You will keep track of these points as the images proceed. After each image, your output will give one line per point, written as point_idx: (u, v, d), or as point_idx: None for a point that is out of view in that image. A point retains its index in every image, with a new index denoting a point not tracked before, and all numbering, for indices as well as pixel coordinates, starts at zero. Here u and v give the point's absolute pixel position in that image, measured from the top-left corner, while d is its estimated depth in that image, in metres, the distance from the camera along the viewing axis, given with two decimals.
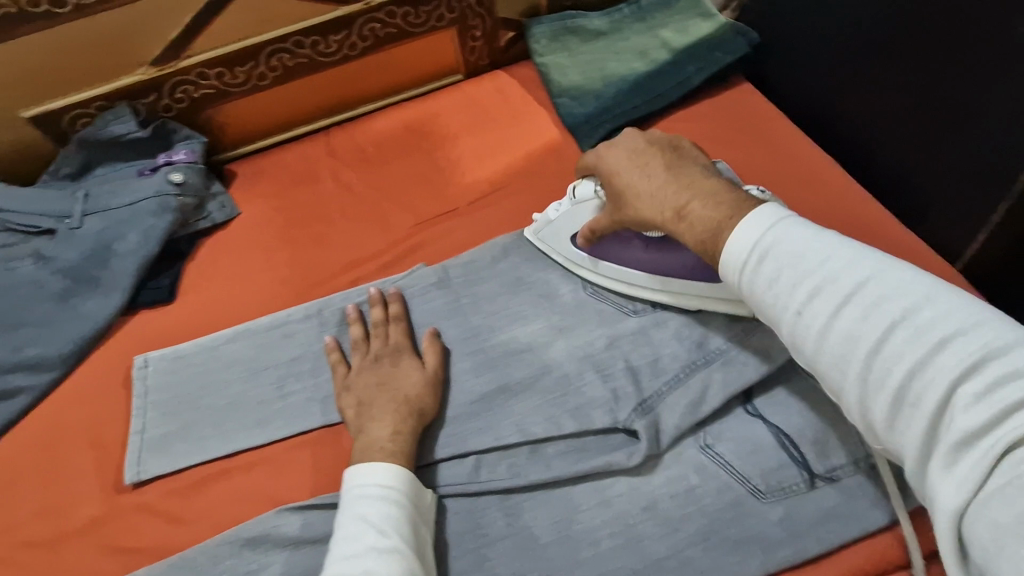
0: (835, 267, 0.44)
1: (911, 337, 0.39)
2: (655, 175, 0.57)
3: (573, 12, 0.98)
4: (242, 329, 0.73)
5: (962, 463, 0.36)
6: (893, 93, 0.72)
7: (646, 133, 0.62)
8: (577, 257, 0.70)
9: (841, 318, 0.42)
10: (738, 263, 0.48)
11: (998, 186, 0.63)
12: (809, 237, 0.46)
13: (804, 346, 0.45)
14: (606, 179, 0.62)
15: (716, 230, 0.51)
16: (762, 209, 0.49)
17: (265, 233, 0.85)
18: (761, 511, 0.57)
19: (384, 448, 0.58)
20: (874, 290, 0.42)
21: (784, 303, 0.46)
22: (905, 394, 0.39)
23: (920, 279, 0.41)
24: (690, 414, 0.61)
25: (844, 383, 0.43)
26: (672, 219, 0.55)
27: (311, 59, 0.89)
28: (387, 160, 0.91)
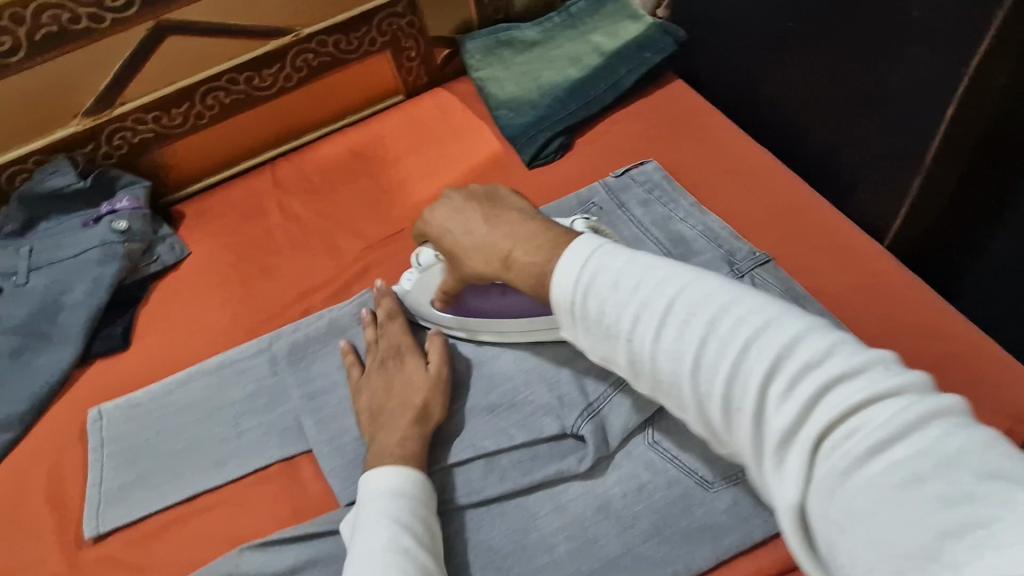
0: (648, 290, 0.45)
1: (721, 344, 0.40)
2: (476, 229, 0.60)
3: (505, 25, 0.99)
4: (194, 372, 0.75)
5: (789, 457, 0.35)
6: (807, 80, 0.74)
7: (467, 188, 0.65)
8: (445, 319, 0.71)
9: (663, 337, 0.43)
10: (566, 301, 0.49)
11: (908, 165, 0.65)
12: (624, 264, 0.47)
13: (643, 368, 0.45)
14: (439, 241, 0.64)
15: (539, 276, 0.53)
16: (582, 242, 0.50)
17: (215, 272, 0.86)
18: (709, 500, 0.59)
19: (393, 455, 0.60)
20: (684, 305, 0.43)
21: (615, 332, 0.46)
22: (728, 400, 0.39)
23: (721, 289, 0.43)
24: (635, 413, 0.63)
25: (682, 401, 0.42)
26: (502, 267, 0.57)
27: (247, 95, 0.90)
28: (332, 188, 0.92)
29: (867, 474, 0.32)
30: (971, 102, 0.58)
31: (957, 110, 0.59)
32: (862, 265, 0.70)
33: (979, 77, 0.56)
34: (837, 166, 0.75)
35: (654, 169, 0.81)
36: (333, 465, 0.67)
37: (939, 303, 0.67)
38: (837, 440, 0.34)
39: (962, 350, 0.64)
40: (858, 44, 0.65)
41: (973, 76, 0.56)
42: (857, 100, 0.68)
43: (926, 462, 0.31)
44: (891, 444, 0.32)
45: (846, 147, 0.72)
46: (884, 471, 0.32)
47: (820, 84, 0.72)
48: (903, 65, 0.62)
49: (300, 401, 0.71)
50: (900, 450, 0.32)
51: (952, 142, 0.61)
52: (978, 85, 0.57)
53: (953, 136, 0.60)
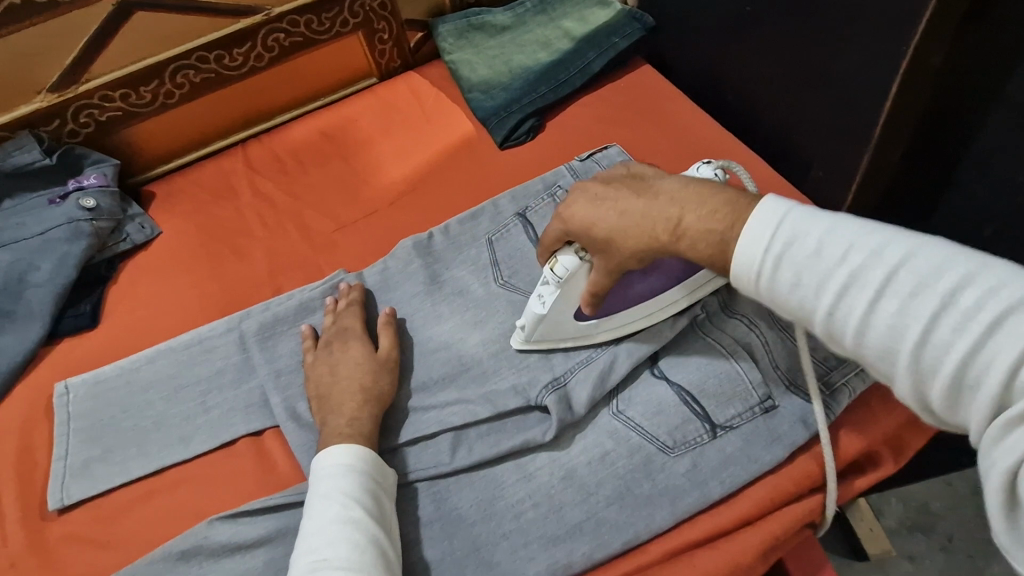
0: (857, 258, 0.42)
1: (960, 316, 0.37)
2: (628, 207, 0.55)
3: (477, 8, 1.00)
4: (163, 348, 0.75)
5: (1019, 430, 0.34)
6: (766, 62, 0.77)
7: (599, 176, 0.61)
8: (591, 326, 0.66)
9: (876, 311, 0.40)
10: (754, 271, 0.47)
11: (859, 141, 0.68)
12: (823, 232, 0.44)
13: (845, 341, 0.43)
14: (586, 235, 0.58)
15: (722, 241, 0.49)
16: (769, 207, 0.47)
17: (184, 251, 0.86)
18: (670, 464, 0.62)
19: (342, 432, 0.62)
20: (905, 275, 0.40)
21: (814, 303, 0.44)
22: (960, 375, 0.37)
23: (961, 255, 0.39)
24: (599, 386, 0.65)
25: (893, 373, 0.41)
26: (668, 239, 0.53)
27: (217, 74, 0.90)
28: (305, 169, 0.93)
29: None
30: (911, 82, 0.61)
31: (898, 89, 0.62)
32: None
33: (918, 57, 0.59)
34: (795, 148, 0.78)
35: (617, 153, 0.83)
36: (302, 440, 0.67)
37: None
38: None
39: None
40: (812, 26, 0.68)
41: (913, 56, 0.59)
42: (812, 83, 0.71)
43: None
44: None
45: (804, 127, 0.76)
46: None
47: (778, 66, 0.75)
48: (850, 48, 0.65)
49: (268, 377, 0.72)
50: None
51: (896, 119, 0.65)
52: (917, 64, 0.60)
53: (898, 111, 0.64)
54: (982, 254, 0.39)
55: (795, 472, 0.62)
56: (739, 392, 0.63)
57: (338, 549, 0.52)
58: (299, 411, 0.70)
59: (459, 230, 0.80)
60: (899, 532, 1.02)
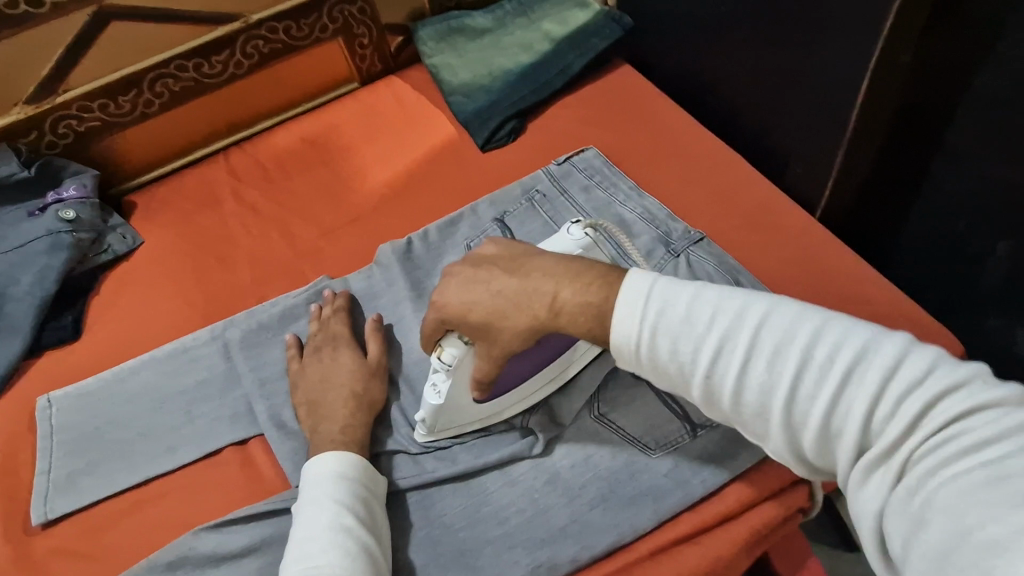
0: (725, 322, 0.45)
1: (817, 372, 0.42)
2: (500, 289, 0.54)
3: (457, 12, 1.01)
4: (147, 359, 0.75)
5: (878, 475, 0.40)
6: (742, 62, 0.77)
7: (468, 258, 0.59)
8: (487, 407, 0.64)
9: (747, 375, 0.44)
10: (632, 344, 0.48)
11: (833, 139, 0.69)
12: (690, 301, 0.47)
13: (721, 404, 0.46)
14: (463, 323, 0.56)
15: (599, 315, 0.50)
16: (636, 279, 0.49)
17: (167, 261, 0.86)
18: (652, 466, 0.62)
19: (334, 440, 0.62)
20: (769, 337, 0.44)
21: (691, 368, 0.46)
22: (826, 427, 0.42)
23: (804, 313, 0.44)
24: (578, 396, 0.66)
25: (767, 430, 0.44)
26: (547, 318, 0.53)
27: (196, 82, 0.89)
28: (287, 176, 0.92)
29: (956, 486, 0.35)
30: (882, 78, 0.62)
31: (869, 86, 0.63)
32: (795, 240, 0.74)
33: (886, 54, 0.60)
34: (773, 146, 0.79)
35: (595, 156, 0.83)
36: (287, 449, 0.67)
37: (865, 270, 0.71)
38: (933, 446, 0.38)
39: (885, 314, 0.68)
40: (784, 26, 0.69)
41: (881, 54, 0.60)
42: (786, 82, 0.72)
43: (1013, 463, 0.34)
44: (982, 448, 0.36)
45: (781, 125, 0.76)
46: (969, 474, 0.35)
47: (753, 65, 0.76)
48: (821, 46, 0.66)
49: (253, 386, 0.72)
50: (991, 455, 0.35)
51: (869, 115, 0.65)
52: (886, 61, 0.61)
53: (870, 108, 0.65)
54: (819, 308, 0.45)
55: (778, 468, 0.62)
56: None
57: (333, 554, 0.52)
58: (284, 419, 0.70)
59: (439, 238, 0.80)
60: None
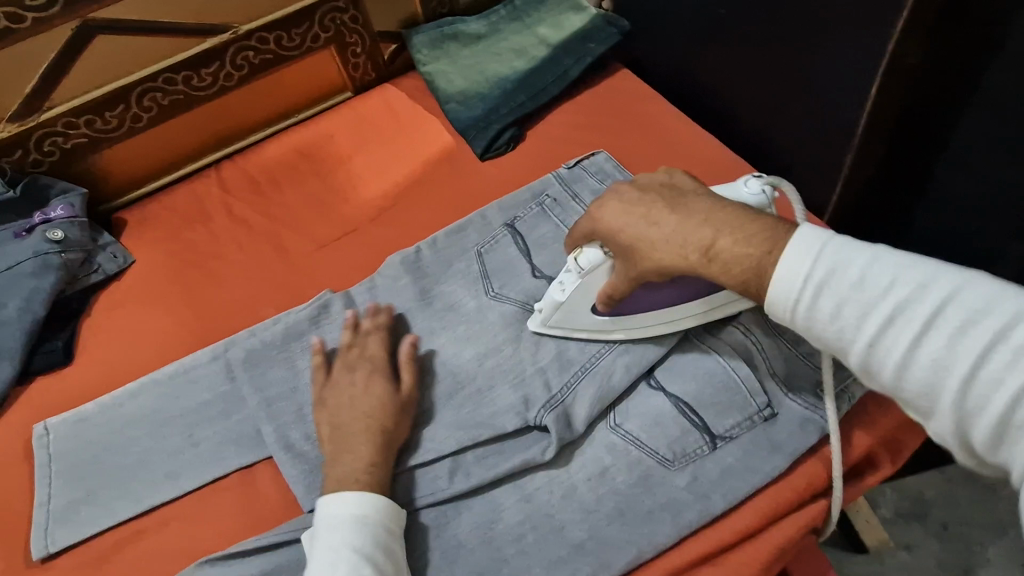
0: (903, 292, 0.43)
1: (1010, 358, 0.38)
2: (662, 222, 0.55)
3: (451, 18, 0.99)
4: (145, 381, 0.73)
5: None
6: (743, 64, 0.77)
7: (638, 181, 0.60)
8: (602, 324, 0.65)
9: (923, 345, 0.41)
10: (790, 300, 0.47)
11: (842, 140, 0.68)
12: (866, 264, 0.45)
13: (884, 373, 0.44)
14: (614, 241, 0.58)
15: (757, 266, 0.49)
16: (805, 236, 0.47)
17: (161, 280, 0.83)
18: (669, 478, 0.61)
19: (359, 480, 0.59)
20: (955, 311, 0.41)
21: (852, 333, 0.45)
22: (1009, 416, 0.38)
23: (1007, 294, 0.40)
24: (598, 400, 0.64)
25: (935, 410, 0.42)
26: (699, 259, 0.53)
27: (186, 95, 0.87)
28: (281, 190, 0.90)
29: None
30: (890, 80, 0.61)
31: (878, 90, 0.62)
32: None
33: (896, 57, 0.59)
34: (777, 148, 0.78)
35: (605, 159, 0.82)
36: (294, 472, 0.66)
37: None
38: None
39: None
40: (787, 28, 0.68)
41: (891, 57, 0.59)
42: (791, 85, 0.71)
43: None
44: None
45: (785, 127, 0.75)
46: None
47: (756, 68, 0.75)
48: (827, 48, 0.65)
49: (258, 407, 0.70)
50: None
51: (877, 117, 0.64)
52: (895, 64, 0.60)
53: (878, 112, 0.64)
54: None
55: (796, 481, 0.61)
56: (738, 403, 0.63)
57: None
58: (291, 440, 0.68)
59: (448, 242, 0.79)
60: (895, 520, 1.03)
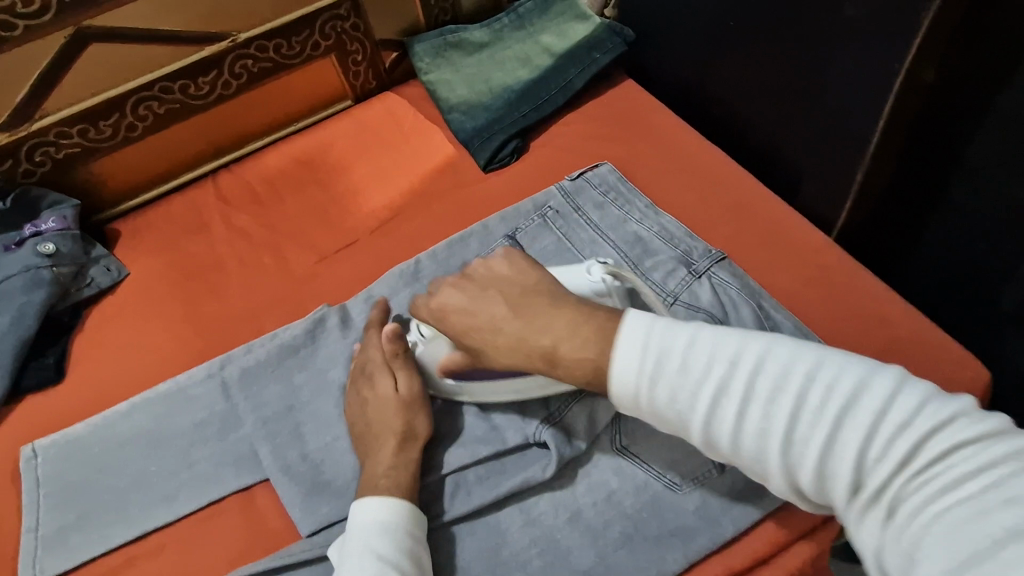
0: (721, 365, 0.43)
1: (814, 415, 0.40)
2: (501, 326, 0.54)
3: (453, 26, 0.98)
4: (138, 401, 0.71)
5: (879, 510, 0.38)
6: (750, 78, 0.76)
7: (481, 265, 0.59)
8: (453, 388, 0.65)
9: (745, 418, 0.42)
10: (631, 394, 0.46)
11: (853, 156, 0.67)
12: (686, 343, 0.45)
13: (721, 447, 0.44)
14: (458, 338, 0.58)
15: (595, 370, 0.48)
16: (633, 322, 0.47)
17: (155, 294, 0.81)
18: (678, 502, 0.60)
19: (379, 484, 0.58)
20: (765, 378, 0.42)
21: (687, 414, 0.44)
22: (823, 471, 0.40)
23: (801, 350, 0.42)
24: (595, 419, 0.63)
25: (768, 473, 0.43)
26: (545, 364, 0.52)
27: (182, 103, 0.85)
28: (280, 200, 0.88)
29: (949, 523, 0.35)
30: (903, 98, 0.61)
31: (892, 108, 0.61)
32: (810, 257, 0.73)
33: (911, 75, 0.59)
34: (784, 162, 0.77)
35: (609, 171, 0.81)
36: (293, 495, 0.64)
37: (888, 293, 0.69)
38: (923, 482, 0.37)
39: (910, 338, 0.66)
40: (796, 42, 0.67)
41: (905, 74, 0.59)
42: (801, 100, 0.70)
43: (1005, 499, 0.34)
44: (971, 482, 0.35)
45: (793, 141, 0.74)
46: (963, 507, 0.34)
47: (764, 82, 0.74)
48: (839, 64, 0.64)
49: (255, 427, 0.68)
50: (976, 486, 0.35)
51: (889, 134, 0.64)
52: (909, 82, 0.59)
53: (890, 129, 0.63)
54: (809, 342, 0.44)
55: (811, 504, 0.60)
56: None
57: None
58: (289, 461, 0.66)
59: (446, 253, 0.78)
60: None
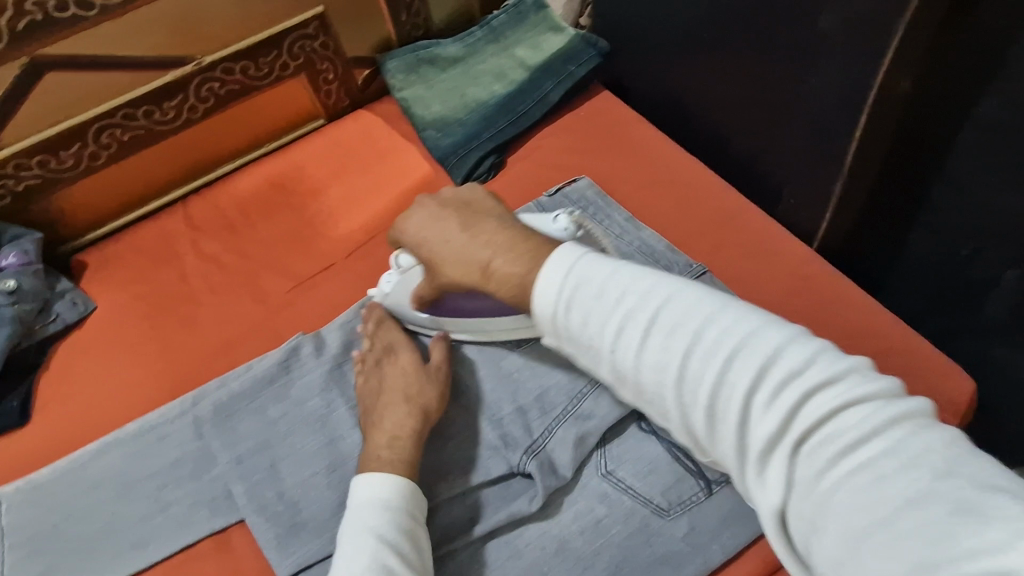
0: (631, 301, 0.45)
1: (708, 354, 0.41)
2: (453, 239, 0.57)
3: (427, 42, 0.96)
4: (107, 442, 0.68)
5: (772, 463, 0.38)
6: (725, 88, 0.75)
7: (443, 195, 0.62)
8: (425, 319, 0.69)
9: (646, 350, 0.44)
10: (548, 314, 0.48)
11: (830, 167, 0.66)
12: (608, 276, 0.47)
13: (625, 378, 0.45)
14: (420, 251, 0.61)
15: (521, 287, 0.51)
16: (564, 252, 0.49)
17: (125, 327, 0.78)
18: (667, 528, 0.58)
19: (379, 457, 0.59)
20: (669, 317, 0.44)
21: (598, 344, 0.46)
22: (714, 411, 0.41)
23: (704, 299, 0.44)
24: (579, 443, 0.62)
25: (666, 409, 0.44)
26: (480, 278, 0.55)
27: (148, 130, 0.82)
28: (253, 225, 0.86)
29: (839, 480, 0.36)
30: (880, 108, 0.60)
31: (869, 118, 0.60)
32: (791, 269, 0.72)
33: (885, 86, 0.58)
34: (764, 171, 0.76)
35: (587, 186, 0.81)
36: (271, 536, 0.62)
37: (870, 302, 0.68)
38: (815, 438, 0.37)
39: (895, 350, 0.65)
40: (770, 52, 0.67)
41: (880, 85, 0.58)
42: (778, 110, 0.69)
43: (893, 464, 0.35)
44: (859, 447, 0.36)
45: (775, 149, 0.73)
46: (856, 471, 0.36)
47: (739, 91, 0.73)
48: (817, 72, 0.63)
49: (230, 467, 0.66)
50: (869, 453, 0.36)
51: (868, 144, 0.63)
52: (886, 91, 0.58)
53: (869, 140, 0.62)
54: (714, 291, 0.45)
55: None
56: None
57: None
58: (266, 500, 0.64)
59: None
60: None
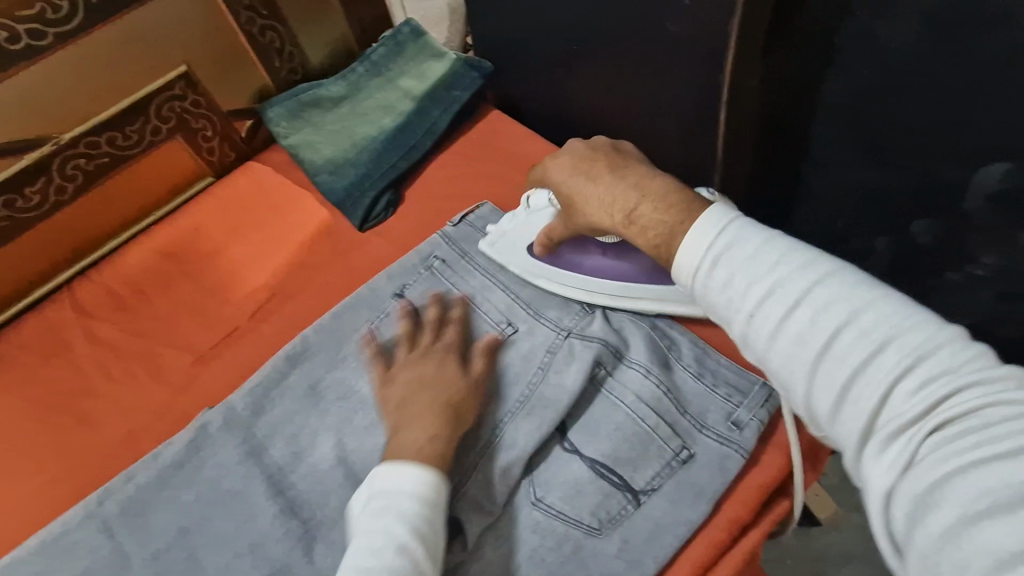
0: (783, 272, 0.43)
1: (857, 339, 0.39)
2: (601, 179, 0.59)
3: (307, 84, 0.93)
4: (5, 564, 0.63)
5: (897, 447, 0.36)
6: (602, 96, 0.76)
7: (591, 140, 0.64)
8: (533, 265, 0.73)
9: (790, 321, 0.42)
10: (690, 268, 0.47)
11: (705, 161, 0.69)
12: (760, 242, 0.45)
13: (754, 345, 0.44)
14: (558, 191, 0.64)
15: (670, 233, 0.50)
16: (714, 209, 0.48)
17: (16, 434, 0.73)
18: (600, 547, 0.58)
19: (420, 449, 0.57)
20: (822, 295, 0.41)
21: (736, 306, 0.44)
22: (848, 392, 0.39)
23: (861, 286, 0.41)
24: (503, 477, 0.61)
25: (791, 383, 0.42)
26: (622, 220, 0.56)
27: (12, 219, 0.77)
28: (148, 302, 0.82)
29: (959, 474, 0.33)
30: (736, 104, 0.61)
31: (729, 113, 0.62)
32: None
33: (736, 82, 0.60)
34: None
35: (490, 210, 0.82)
36: None
37: None
38: (966, 440, 0.34)
39: None
40: (632, 59, 0.68)
41: (731, 84, 0.60)
42: (652, 112, 0.71)
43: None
44: (1001, 438, 0.33)
45: (660, 149, 0.74)
46: (984, 467, 0.32)
47: (614, 97, 0.74)
48: (675, 74, 0.64)
49: (146, 564, 0.62)
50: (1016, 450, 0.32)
51: (737, 135, 0.64)
52: (739, 87, 0.60)
53: (735, 132, 0.64)
54: (888, 287, 0.42)
55: (723, 521, 0.60)
56: (653, 453, 0.61)
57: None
58: None
59: (333, 323, 0.75)
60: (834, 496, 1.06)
